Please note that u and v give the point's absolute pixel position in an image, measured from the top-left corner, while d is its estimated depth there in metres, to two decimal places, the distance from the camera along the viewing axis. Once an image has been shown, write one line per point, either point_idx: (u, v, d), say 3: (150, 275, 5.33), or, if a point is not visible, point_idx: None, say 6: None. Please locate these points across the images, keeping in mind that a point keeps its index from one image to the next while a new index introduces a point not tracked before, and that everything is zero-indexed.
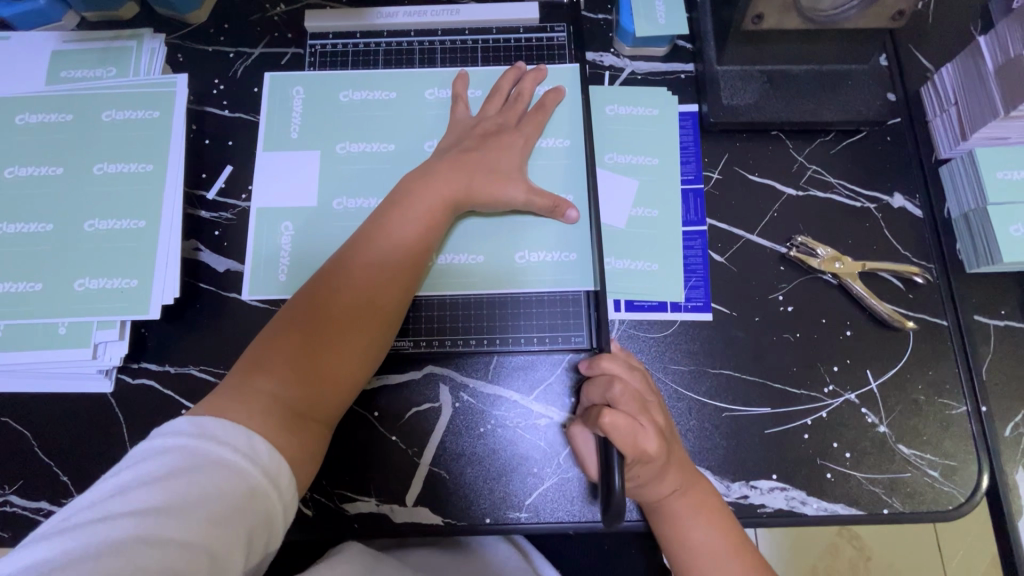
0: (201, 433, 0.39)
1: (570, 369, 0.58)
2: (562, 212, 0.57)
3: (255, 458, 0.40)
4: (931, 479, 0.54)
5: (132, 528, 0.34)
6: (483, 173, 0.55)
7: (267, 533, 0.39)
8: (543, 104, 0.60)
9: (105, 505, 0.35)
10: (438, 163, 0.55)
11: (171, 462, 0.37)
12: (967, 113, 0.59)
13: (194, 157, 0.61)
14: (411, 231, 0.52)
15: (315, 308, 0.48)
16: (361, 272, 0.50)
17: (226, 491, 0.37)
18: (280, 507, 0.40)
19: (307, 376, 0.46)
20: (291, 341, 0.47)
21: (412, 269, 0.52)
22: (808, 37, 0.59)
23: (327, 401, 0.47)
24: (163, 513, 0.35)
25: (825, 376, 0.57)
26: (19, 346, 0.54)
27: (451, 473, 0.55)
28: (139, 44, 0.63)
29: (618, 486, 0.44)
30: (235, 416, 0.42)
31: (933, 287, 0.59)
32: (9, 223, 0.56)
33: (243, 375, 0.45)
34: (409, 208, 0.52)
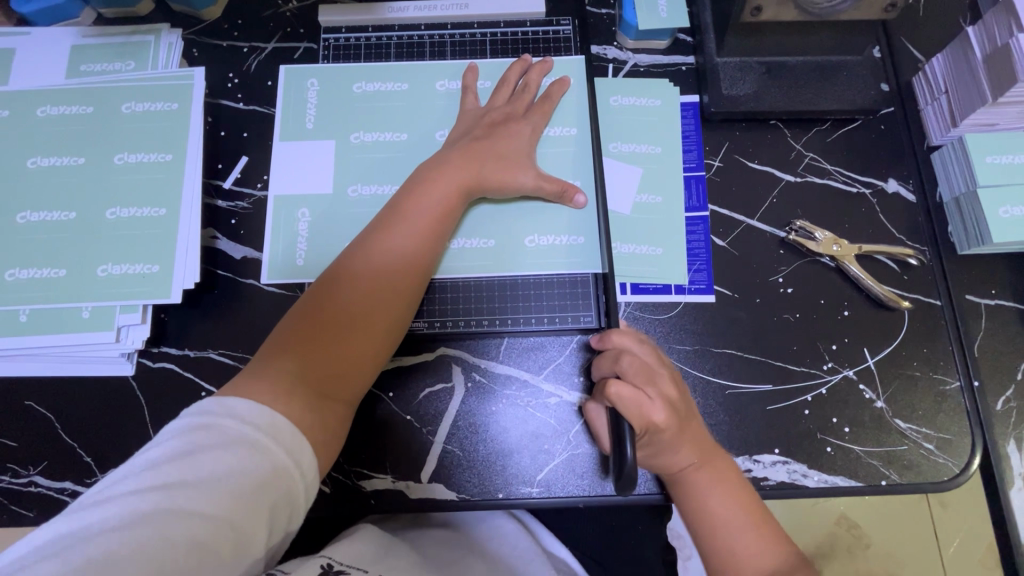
0: (225, 411, 0.40)
1: (579, 349, 0.60)
2: (571, 196, 0.59)
3: (278, 436, 0.41)
4: (926, 451, 0.56)
5: (159, 502, 0.35)
6: (493, 160, 0.57)
7: (289, 508, 0.40)
8: (549, 94, 0.62)
9: (134, 480, 0.36)
10: (450, 151, 0.57)
11: (196, 439, 0.38)
12: (956, 101, 0.62)
13: (211, 147, 0.63)
14: (426, 218, 0.54)
15: (336, 292, 0.50)
16: (379, 257, 0.51)
17: (249, 469, 0.38)
18: (303, 484, 0.41)
19: (328, 356, 0.47)
20: (311, 323, 0.48)
21: (426, 256, 0.53)
22: (805, 29, 0.61)
23: (348, 380, 0.48)
24: (188, 488, 0.36)
25: (824, 355, 0.59)
26: (44, 331, 0.56)
27: (464, 450, 0.57)
28: (157, 39, 0.65)
29: (629, 456, 0.45)
30: (262, 392, 0.43)
31: (926, 268, 0.61)
32: (32, 212, 0.58)
33: (267, 356, 0.47)
34: (425, 194, 0.54)
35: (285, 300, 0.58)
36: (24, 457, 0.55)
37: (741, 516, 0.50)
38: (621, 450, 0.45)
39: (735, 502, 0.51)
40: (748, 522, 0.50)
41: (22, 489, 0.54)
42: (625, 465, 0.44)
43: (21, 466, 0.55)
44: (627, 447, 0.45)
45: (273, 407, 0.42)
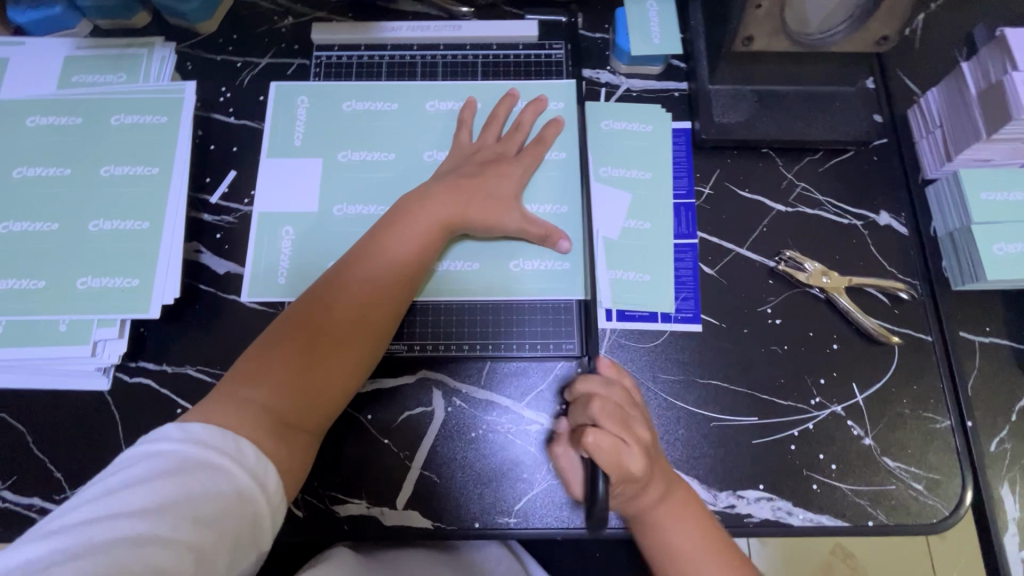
0: (190, 434, 0.40)
1: (561, 376, 0.59)
2: (555, 241, 0.59)
3: (242, 461, 0.40)
4: (916, 492, 0.55)
5: (119, 529, 0.35)
6: (481, 200, 0.57)
7: (253, 533, 0.39)
8: (542, 136, 0.62)
9: (92, 507, 0.36)
10: (440, 179, 0.57)
11: (158, 464, 0.38)
12: (950, 135, 0.61)
13: (199, 162, 0.63)
14: (407, 246, 0.53)
15: (308, 321, 0.49)
16: (355, 288, 0.51)
17: (212, 493, 0.38)
18: (267, 509, 0.40)
19: (294, 387, 0.46)
20: (279, 352, 0.47)
21: (401, 286, 0.53)
22: (797, 60, 0.61)
23: (313, 410, 0.47)
24: (150, 515, 0.36)
25: (812, 388, 0.58)
26: (19, 342, 0.55)
27: (441, 477, 0.56)
28: (150, 52, 0.65)
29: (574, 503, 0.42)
30: (223, 422, 0.42)
31: (918, 303, 0.60)
32: (15, 222, 0.58)
33: (232, 384, 0.46)
34: (407, 224, 0.54)
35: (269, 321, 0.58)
36: None
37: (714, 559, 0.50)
38: None
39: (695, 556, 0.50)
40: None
41: None
42: None
43: None
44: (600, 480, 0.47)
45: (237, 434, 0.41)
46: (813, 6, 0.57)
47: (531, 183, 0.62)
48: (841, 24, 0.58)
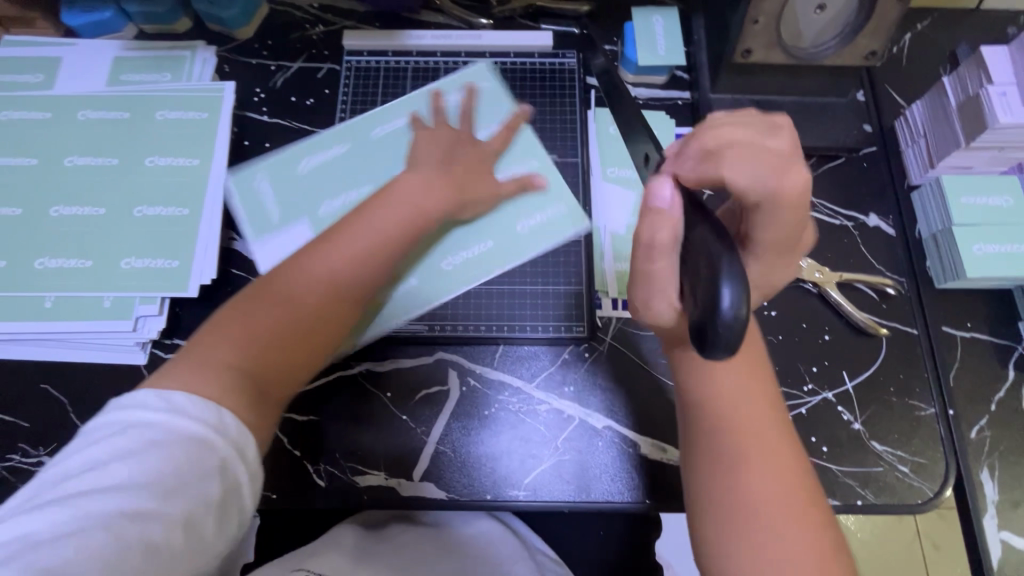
0: (164, 403, 0.39)
1: (570, 359, 0.62)
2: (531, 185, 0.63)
3: (220, 429, 0.40)
4: (901, 474, 0.58)
5: (104, 503, 0.35)
6: (478, 175, 0.57)
7: (240, 497, 0.40)
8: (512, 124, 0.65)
9: (78, 481, 0.36)
10: (443, 156, 0.55)
11: (136, 435, 0.38)
12: (934, 143, 0.66)
13: (235, 155, 0.68)
14: (394, 219, 0.49)
15: (287, 285, 0.47)
16: (336, 257, 0.47)
17: (195, 462, 0.38)
18: (250, 475, 0.41)
19: (268, 350, 0.46)
20: (254, 314, 0.46)
21: (383, 260, 0.48)
22: (792, 72, 0.66)
23: (284, 375, 0.46)
24: (134, 489, 0.36)
25: (805, 376, 0.61)
26: (65, 317, 0.59)
27: (456, 451, 0.59)
28: (193, 54, 0.70)
29: (728, 305, 0.33)
30: (191, 382, 0.41)
31: (904, 298, 0.64)
32: (65, 206, 0.62)
33: (203, 342, 0.44)
34: (398, 195, 0.50)
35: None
36: (37, 437, 0.58)
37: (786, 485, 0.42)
38: (715, 292, 0.33)
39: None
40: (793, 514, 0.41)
41: (34, 468, 0.57)
42: (726, 317, 0.33)
43: (33, 446, 0.58)
44: (725, 289, 0.33)
45: (220, 403, 0.41)
46: (807, 24, 0.62)
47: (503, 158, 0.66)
48: (832, 40, 0.63)
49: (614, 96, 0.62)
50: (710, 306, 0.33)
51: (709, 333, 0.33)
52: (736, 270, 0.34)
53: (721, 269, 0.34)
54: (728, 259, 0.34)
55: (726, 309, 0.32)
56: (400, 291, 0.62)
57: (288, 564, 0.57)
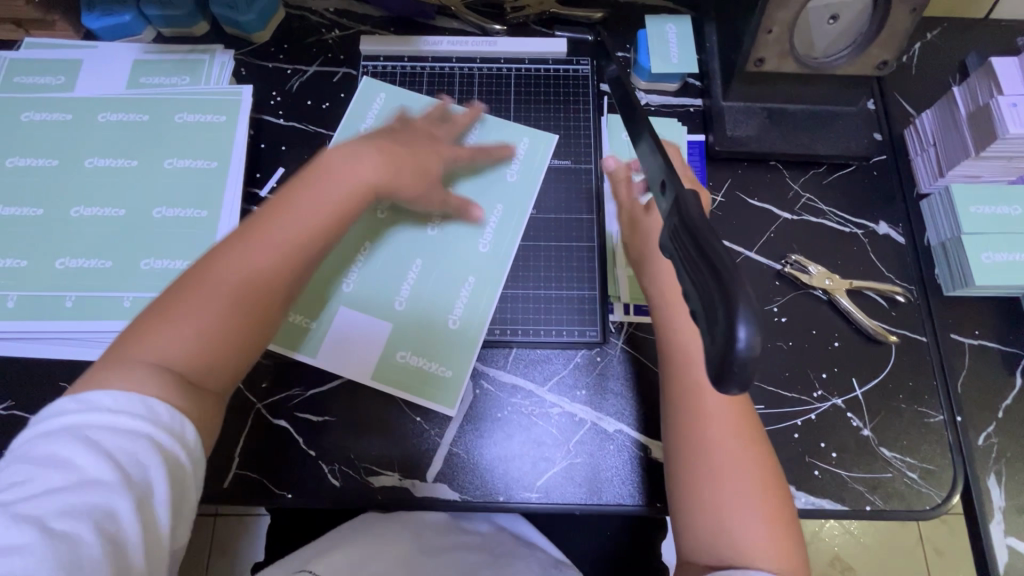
0: (85, 404, 0.42)
1: (583, 363, 0.63)
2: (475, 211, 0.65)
3: (151, 419, 0.42)
4: (910, 480, 0.59)
5: (44, 504, 0.37)
6: (409, 171, 0.61)
7: (182, 476, 0.42)
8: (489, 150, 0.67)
9: (16, 489, 0.38)
10: (362, 147, 0.60)
11: (68, 436, 0.40)
12: (943, 152, 0.67)
13: (252, 158, 0.69)
14: (290, 217, 0.54)
15: (212, 278, 0.50)
16: (253, 252, 0.51)
17: (126, 449, 0.40)
18: (188, 458, 0.43)
19: (197, 343, 0.47)
20: (181, 309, 0.48)
21: (288, 256, 0.52)
22: (804, 81, 0.67)
23: (213, 370, 0.48)
24: (74, 486, 0.38)
25: (814, 382, 0.62)
26: (85, 317, 0.60)
27: (469, 452, 0.60)
28: (211, 58, 0.71)
29: (744, 342, 0.26)
30: (119, 381, 0.43)
31: (913, 306, 0.65)
32: (85, 207, 0.63)
33: (130, 342, 0.46)
34: (309, 195, 0.55)
35: (396, 352, 0.61)
36: None
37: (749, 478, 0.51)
38: (727, 332, 0.27)
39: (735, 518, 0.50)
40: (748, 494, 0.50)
41: None
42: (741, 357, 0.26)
43: None
44: (740, 326, 0.26)
45: (143, 391, 0.43)
46: (819, 33, 0.62)
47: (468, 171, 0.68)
48: (844, 50, 0.64)
49: (628, 105, 0.60)
50: (725, 341, 0.27)
51: (724, 369, 0.27)
52: (750, 296, 0.27)
53: (733, 299, 0.27)
54: (738, 280, 0.28)
55: (742, 346, 0.26)
56: (461, 308, 0.63)
57: (294, 564, 0.59)
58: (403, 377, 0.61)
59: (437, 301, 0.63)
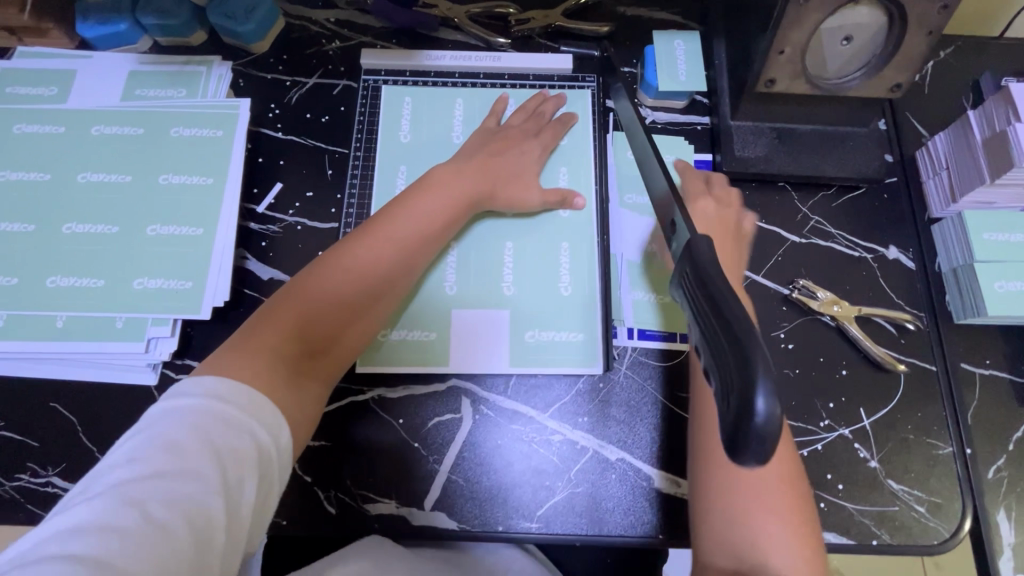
0: (203, 393, 0.43)
1: (585, 390, 0.62)
2: (571, 202, 0.66)
3: (258, 415, 0.44)
4: (917, 514, 0.58)
5: (150, 488, 0.38)
6: (505, 181, 0.65)
7: (268, 482, 0.43)
8: (565, 118, 0.70)
9: (126, 470, 0.39)
10: (460, 167, 0.64)
11: (179, 421, 0.41)
12: (957, 177, 0.65)
13: (249, 173, 0.67)
14: (402, 231, 0.58)
15: (322, 281, 0.53)
16: (365, 261, 0.56)
17: (230, 443, 0.41)
18: (276, 462, 0.45)
19: (304, 340, 0.51)
20: (294, 308, 0.52)
21: (396, 269, 0.57)
22: (816, 102, 0.65)
23: (315, 368, 0.52)
24: (179, 473, 0.39)
25: (821, 412, 0.61)
26: (76, 337, 0.58)
27: (468, 480, 0.58)
28: (208, 70, 0.70)
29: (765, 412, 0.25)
30: (240, 372, 0.45)
31: (923, 334, 0.64)
32: (78, 223, 0.61)
33: (247, 333, 0.50)
34: (413, 211, 0.59)
35: (525, 332, 0.63)
36: (46, 457, 0.57)
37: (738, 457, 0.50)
38: (745, 399, 0.26)
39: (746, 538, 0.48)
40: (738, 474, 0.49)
41: (42, 490, 0.56)
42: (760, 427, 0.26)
43: (42, 466, 0.57)
44: (760, 394, 0.26)
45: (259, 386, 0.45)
46: (832, 54, 0.61)
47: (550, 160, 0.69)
48: (857, 71, 0.62)
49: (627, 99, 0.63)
50: (741, 408, 0.27)
51: (737, 439, 0.26)
52: (768, 363, 0.27)
53: (750, 363, 0.27)
54: (757, 344, 0.27)
55: (759, 417, 0.26)
56: (568, 282, 0.65)
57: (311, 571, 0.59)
58: (543, 355, 0.62)
59: (543, 280, 0.65)
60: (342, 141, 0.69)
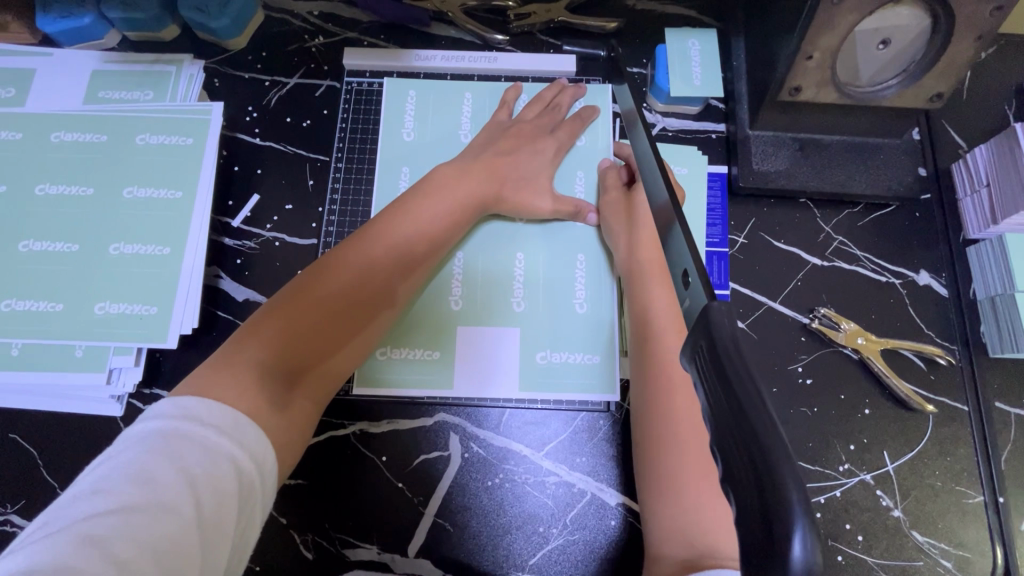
0: (183, 413, 0.36)
1: (583, 427, 0.57)
2: (584, 216, 0.61)
3: (243, 441, 0.37)
4: (943, 569, 0.53)
5: (113, 525, 0.31)
6: (514, 182, 0.59)
7: (253, 518, 0.36)
8: (582, 114, 0.64)
9: (88, 501, 0.32)
10: (466, 165, 0.58)
11: (151, 445, 0.34)
12: (998, 196, 0.59)
13: (223, 183, 0.62)
14: (409, 228, 0.52)
15: (320, 285, 0.47)
16: (371, 261, 0.50)
17: (210, 473, 0.34)
18: (263, 496, 0.37)
19: (298, 352, 0.44)
20: (289, 315, 0.45)
21: (403, 270, 0.51)
22: (844, 112, 0.59)
23: (310, 385, 0.45)
24: (149, 509, 0.32)
25: (840, 454, 0.56)
26: (33, 367, 0.54)
27: (456, 524, 0.54)
28: (178, 69, 0.64)
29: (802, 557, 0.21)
30: (223, 393, 0.38)
31: (954, 369, 0.58)
32: (35, 241, 0.57)
33: (234, 345, 0.43)
34: (418, 211, 0.54)
35: (536, 353, 0.58)
36: (1, 495, 0.53)
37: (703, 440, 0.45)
38: (775, 536, 0.22)
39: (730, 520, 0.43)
40: (701, 459, 0.45)
41: None
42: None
43: None
44: (795, 535, 0.21)
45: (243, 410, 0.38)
46: (866, 59, 0.55)
47: (565, 162, 0.64)
48: (892, 79, 0.56)
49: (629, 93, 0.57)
50: (765, 545, 0.22)
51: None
52: (802, 491, 0.22)
53: (782, 491, 0.22)
54: (790, 465, 0.22)
55: (796, 564, 0.21)
56: (583, 298, 0.60)
57: None
58: (556, 379, 0.58)
59: (557, 297, 0.60)
60: (324, 148, 0.64)
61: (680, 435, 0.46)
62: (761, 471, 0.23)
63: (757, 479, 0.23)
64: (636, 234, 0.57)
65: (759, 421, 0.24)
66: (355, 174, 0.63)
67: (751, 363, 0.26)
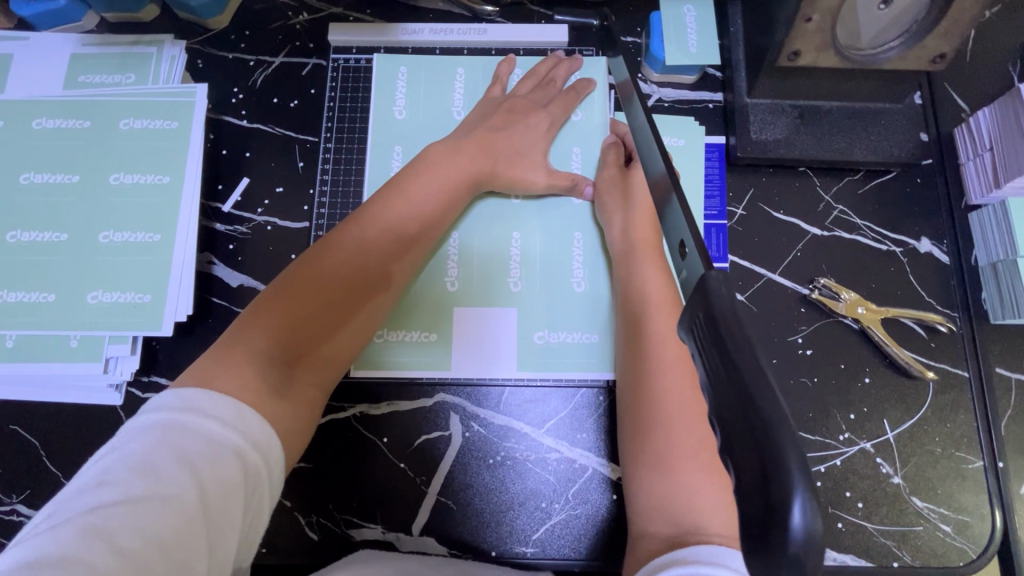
0: (184, 405, 0.36)
1: (583, 402, 0.57)
2: (580, 190, 0.60)
3: (245, 432, 0.36)
4: (943, 534, 0.54)
5: (119, 519, 0.31)
6: (508, 158, 0.58)
7: (258, 508, 0.36)
8: (577, 87, 0.62)
9: (93, 495, 0.32)
10: (458, 143, 0.57)
11: (155, 438, 0.34)
12: (1002, 160, 0.57)
13: (211, 167, 0.61)
14: (404, 209, 0.52)
15: (316, 270, 0.46)
16: (366, 244, 0.49)
17: (214, 466, 0.34)
18: (268, 484, 0.37)
19: (298, 338, 0.44)
20: (287, 302, 0.45)
21: (398, 251, 0.51)
22: (844, 77, 0.57)
23: (312, 371, 0.45)
24: (155, 502, 0.32)
25: (840, 424, 0.56)
26: (30, 357, 0.54)
27: (458, 503, 0.54)
28: (159, 51, 0.62)
29: (802, 523, 0.21)
30: (223, 383, 0.38)
31: (955, 336, 0.58)
32: (23, 231, 0.56)
33: (233, 335, 0.43)
34: (412, 191, 0.53)
35: (533, 334, 0.58)
36: (6, 485, 0.53)
37: (698, 416, 0.45)
38: (776, 505, 0.22)
39: (722, 488, 0.43)
40: (695, 436, 0.44)
41: (5, 518, 0.53)
42: (796, 542, 0.21)
43: (3, 494, 0.53)
44: (795, 505, 0.21)
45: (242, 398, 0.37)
46: (867, 21, 0.53)
47: (559, 137, 0.63)
48: (894, 40, 0.54)
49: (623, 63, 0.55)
50: (764, 516, 0.22)
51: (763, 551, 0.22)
52: (802, 459, 0.22)
53: (784, 462, 0.22)
54: (791, 437, 0.22)
55: (796, 532, 0.21)
56: (581, 277, 0.59)
57: None
58: (554, 359, 0.57)
59: (554, 277, 0.59)
60: (312, 128, 0.62)
61: (675, 413, 0.46)
62: (762, 442, 0.22)
63: (758, 450, 0.22)
64: (633, 209, 0.57)
65: (761, 392, 0.23)
66: (345, 155, 0.62)
67: (752, 334, 0.25)
